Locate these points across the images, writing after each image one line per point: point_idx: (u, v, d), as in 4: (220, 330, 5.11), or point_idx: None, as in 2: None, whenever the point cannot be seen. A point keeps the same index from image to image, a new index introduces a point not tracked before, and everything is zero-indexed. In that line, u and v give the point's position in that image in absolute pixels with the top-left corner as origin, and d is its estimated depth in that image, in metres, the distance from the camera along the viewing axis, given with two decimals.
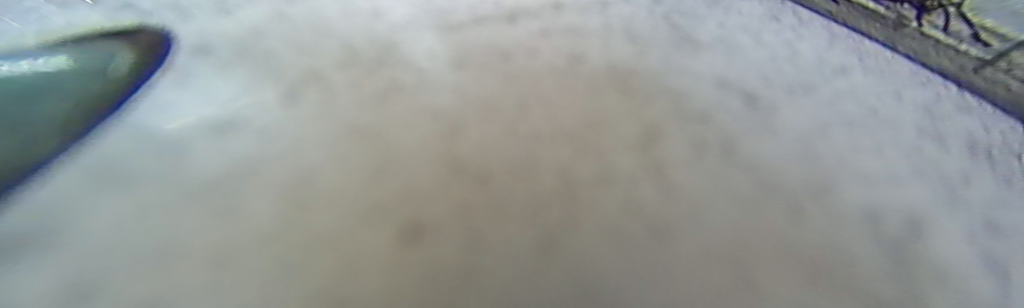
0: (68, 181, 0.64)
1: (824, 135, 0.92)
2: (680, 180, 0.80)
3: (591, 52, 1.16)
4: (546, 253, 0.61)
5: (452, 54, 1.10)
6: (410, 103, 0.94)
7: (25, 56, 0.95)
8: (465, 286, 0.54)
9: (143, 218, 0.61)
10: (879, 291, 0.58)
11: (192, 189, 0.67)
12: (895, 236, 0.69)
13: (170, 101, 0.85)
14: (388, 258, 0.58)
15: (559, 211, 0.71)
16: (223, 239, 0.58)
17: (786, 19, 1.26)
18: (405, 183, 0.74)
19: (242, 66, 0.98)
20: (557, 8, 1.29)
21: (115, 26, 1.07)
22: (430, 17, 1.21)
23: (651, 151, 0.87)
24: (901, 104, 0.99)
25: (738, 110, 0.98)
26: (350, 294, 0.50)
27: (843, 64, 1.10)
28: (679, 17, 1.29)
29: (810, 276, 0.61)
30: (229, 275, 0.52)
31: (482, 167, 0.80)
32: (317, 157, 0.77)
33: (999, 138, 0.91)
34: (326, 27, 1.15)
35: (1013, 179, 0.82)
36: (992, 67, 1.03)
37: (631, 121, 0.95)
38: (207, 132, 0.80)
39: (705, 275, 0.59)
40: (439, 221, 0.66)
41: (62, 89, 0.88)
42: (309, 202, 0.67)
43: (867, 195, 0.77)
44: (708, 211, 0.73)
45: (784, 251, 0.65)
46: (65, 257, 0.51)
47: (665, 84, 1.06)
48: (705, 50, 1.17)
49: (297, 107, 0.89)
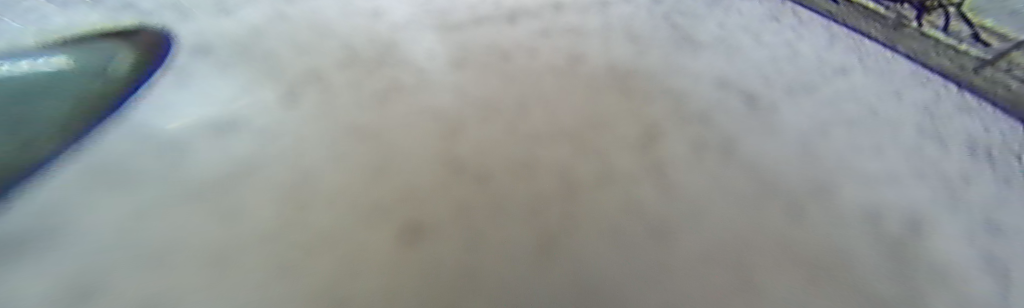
0: (67, 182, 0.64)
1: (824, 135, 0.92)
2: (680, 180, 0.80)
3: (591, 52, 1.16)
4: (546, 253, 0.61)
5: (452, 54, 1.10)
6: (411, 103, 0.94)
7: (25, 56, 0.95)
8: (466, 286, 0.54)
9: (142, 219, 0.61)
10: (880, 291, 0.58)
11: (193, 190, 0.67)
12: (895, 236, 0.69)
13: (171, 101, 0.86)
14: (388, 258, 0.58)
15: (559, 211, 0.71)
16: (224, 239, 0.58)
17: (786, 19, 1.26)
18: (405, 182, 0.74)
19: (242, 66, 0.98)
20: (558, 8, 1.29)
21: (116, 26, 1.07)
22: (430, 17, 1.22)
23: (650, 151, 0.87)
24: (902, 104, 0.99)
25: (738, 110, 0.98)
26: (350, 296, 0.50)
27: (843, 65, 1.10)
28: (679, 17, 1.29)
29: (811, 276, 0.61)
30: (229, 275, 0.52)
31: (482, 167, 0.80)
32: (317, 157, 0.77)
33: (999, 138, 0.91)
34: (325, 27, 1.15)
35: (1013, 179, 0.81)
36: (991, 67, 1.03)
37: (631, 121, 0.95)
38: (207, 133, 0.80)
39: (706, 276, 0.59)
40: (439, 221, 0.66)
41: (61, 90, 0.88)
42: (310, 202, 0.67)
43: (867, 195, 0.77)
44: (708, 211, 0.73)
45: (784, 252, 0.65)
46: (68, 256, 0.51)
47: (665, 84, 1.06)
48: (705, 50, 1.17)
49: (297, 107, 0.89)
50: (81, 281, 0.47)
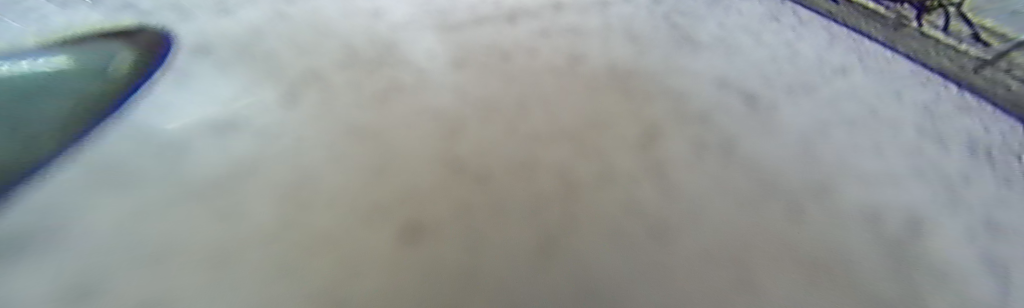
0: (67, 181, 0.64)
1: (824, 135, 0.92)
2: (680, 180, 0.80)
3: (591, 52, 1.16)
4: (546, 253, 0.61)
5: (452, 54, 1.10)
6: (410, 103, 0.94)
7: (25, 56, 0.95)
8: (466, 286, 0.54)
9: (142, 218, 0.61)
10: (879, 291, 0.58)
11: (193, 190, 0.67)
12: (895, 236, 0.69)
13: (171, 101, 0.86)
14: (388, 258, 0.58)
15: (559, 211, 0.71)
16: (223, 239, 0.58)
17: (786, 19, 1.26)
18: (405, 182, 0.74)
19: (242, 66, 0.98)
20: (557, 8, 1.29)
21: (116, 26, 1.07)
22: (430, 17, 1.22)
23: (650, 151, 0.87)
24: (902, 104, 0.99)
25: (738, 110, 0.98)
26: (351, 295, 0.50)
27: (843, 64, 1.10)
28: (679, 17, 1.29)
29: (811, 276, 0.61)
30: (229, 274, 0.52)
31: (482, 167, 0.80)
32: (316, 157, 0.77)
33: (999, 138, 0.91)
34: (325, 27, 1.15)
35: (1013, 179, 0.81)
36: (992, 67, 1.04)
37: (631, 120, 0.95)
38: (207, 132, 0.80)
39: (706, 276, 0.59)
40: (439, 221, 0.66)
41: (60, 90, 0.87)
42: (310, 202, 0.67)
43: (867, 195, 0.77)
44: (708, 211, 0.73)
45: (784, 251, 0.65)
46: (68, 256, 0.51)
47: (665, 84, 1.06)
48: (705, 50, 1.17)
49: (297, 107, 0.89)
50: (82, 281, 0.47)
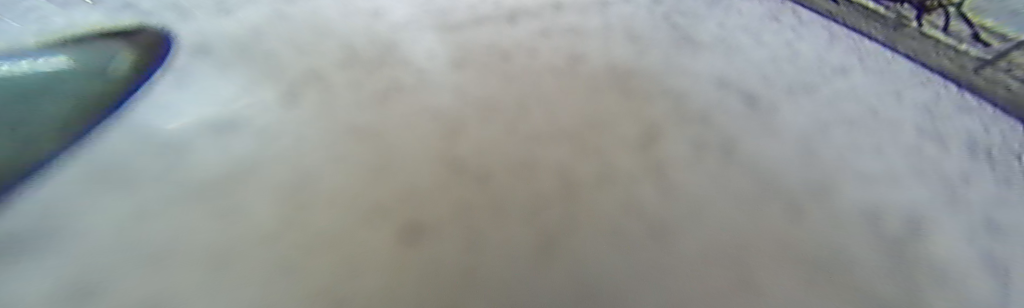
0: (68, 181, 0.64)
1: (824, 135, 0.92)
2: (680, 180, 0.80)
3: (591, 52, 1.16)
4: (546, 252, 0.61)
5: (452, 54, 1.10)
6: (410, 103, 0.94)
7: (25, 56, 0.94)
8: (466, 286, 0.54)
9: (142, 218, 0.61)
10: (878, 292, 0.59)
11: (192, 190, 0.67)
12: (896, 236, 0.69)
13: (171, 100, 0.86)
14: (388, 258, 0.58)
15: (559, 211, 0.71)
16: (221, 240, 0.58)
17: (786, 19, 1.26)
18: (405, 182, 0.74)
19: (242, 66, 0.98)
20: (557, 8, 1.29)
21: (117, 26, 1.07)
22: (430, 17, 1.21)
23: (650, 151, 0.87)
24: (902, 104, 0.99)
25: (738, 110, 0.98)
26: (351, 295, 0.50)
27: (843, 64, 1.10)
28: (679, 17, 1.29)
29: (809, 276, 0.61)
30: (229, 274, 0.52)
31: (482, 167, 0.80)
32: (316, 157, 0.77)
33: (998, 138, 0.91)
34: (325, 27, 1.15)
35: (1012, 179, 0.82)
36: (992, 67, 1.05)
37: (631, 120, 0.95)
38: (206, 132, 0.80)
39: (705, 276, 0.59)
40: (439, 221, 0.66)
41: (61, 90, 0.87)
42: (309, 203, 0.67)
43: (867, 195, 0.77)
44: (707, 212, 0.73)
45: (784, 251, 0.65)
46: (68, 256, 0.51)
47: (665, 85, 1.05)
48: (705, 50, 1.17)
49: (297, 107, 0.89)
50: (83, 281, 0.47)
